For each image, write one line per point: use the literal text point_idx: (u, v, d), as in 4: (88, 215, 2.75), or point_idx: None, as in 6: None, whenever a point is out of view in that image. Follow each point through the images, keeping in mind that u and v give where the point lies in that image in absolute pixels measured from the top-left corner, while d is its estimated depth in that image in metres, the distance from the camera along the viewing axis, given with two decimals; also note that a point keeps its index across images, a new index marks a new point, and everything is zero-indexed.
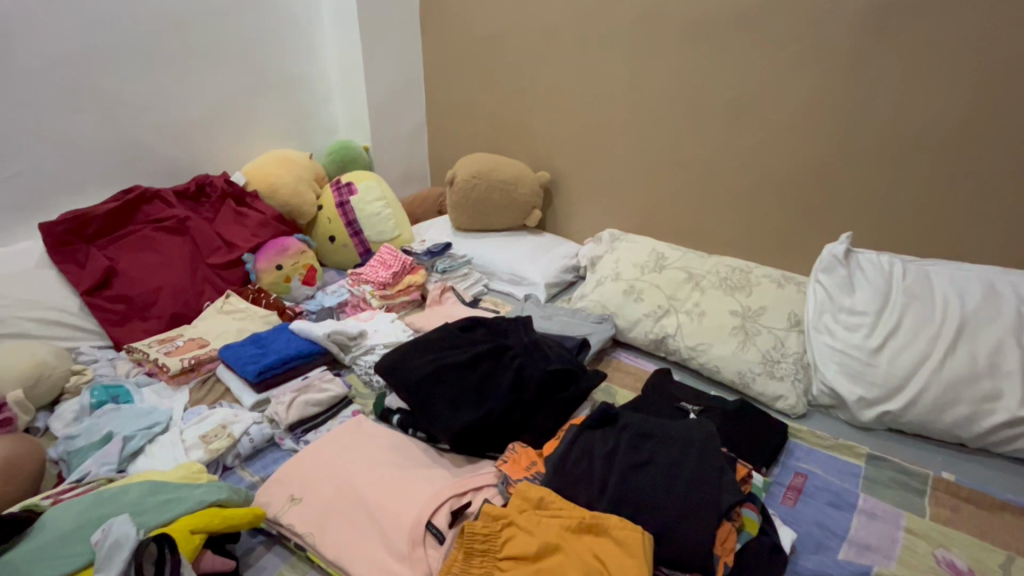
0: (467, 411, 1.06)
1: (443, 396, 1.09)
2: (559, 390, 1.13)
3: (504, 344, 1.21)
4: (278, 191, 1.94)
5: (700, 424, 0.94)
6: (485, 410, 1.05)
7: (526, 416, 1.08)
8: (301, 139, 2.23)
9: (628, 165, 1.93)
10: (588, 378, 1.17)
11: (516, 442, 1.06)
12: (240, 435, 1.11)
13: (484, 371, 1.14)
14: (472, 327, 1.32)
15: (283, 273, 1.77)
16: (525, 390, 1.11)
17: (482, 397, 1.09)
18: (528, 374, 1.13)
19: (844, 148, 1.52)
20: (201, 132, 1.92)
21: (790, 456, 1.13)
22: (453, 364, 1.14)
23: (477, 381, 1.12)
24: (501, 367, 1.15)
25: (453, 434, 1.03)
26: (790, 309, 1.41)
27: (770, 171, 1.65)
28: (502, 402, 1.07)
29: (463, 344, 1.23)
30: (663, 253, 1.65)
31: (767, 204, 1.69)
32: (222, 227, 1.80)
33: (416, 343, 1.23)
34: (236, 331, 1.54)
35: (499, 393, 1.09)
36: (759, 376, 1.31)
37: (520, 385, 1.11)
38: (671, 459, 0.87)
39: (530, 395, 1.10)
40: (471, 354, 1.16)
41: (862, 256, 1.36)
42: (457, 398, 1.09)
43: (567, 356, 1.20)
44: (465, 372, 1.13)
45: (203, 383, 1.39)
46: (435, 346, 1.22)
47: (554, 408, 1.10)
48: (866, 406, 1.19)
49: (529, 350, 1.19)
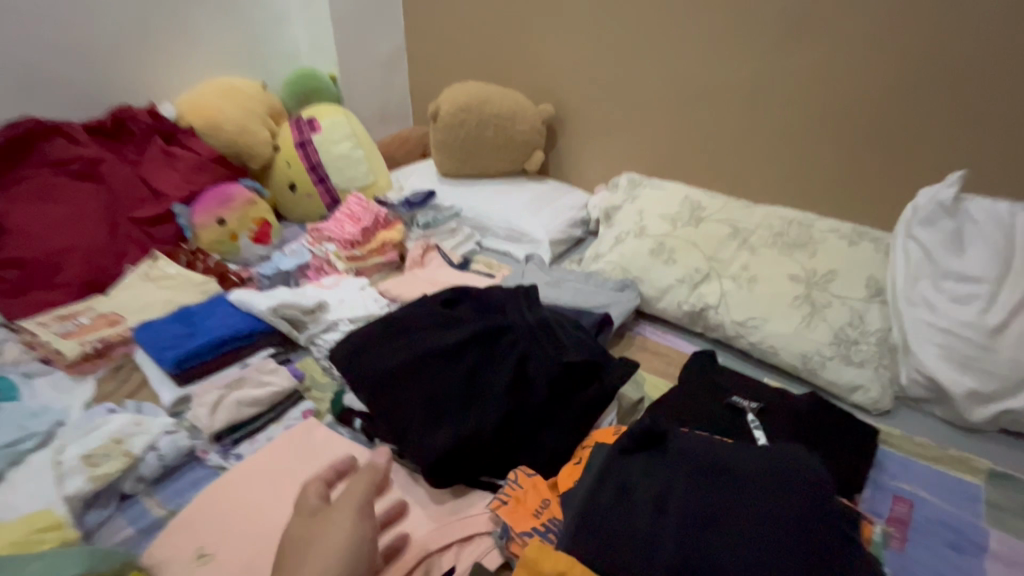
0: (451, 423, 0.77)
1: (418, 400, 0.80)
2: (576, 389, 0.83)
3: (500, 324, 0.90)
4: (221, 127, 1.56)
5: (791, 457, 0.65)
6: (476, 422, 0.76)
7: (533, 429, 0.79)
8: (253, 65, 1.84)
9: (652, 94, 1.54)
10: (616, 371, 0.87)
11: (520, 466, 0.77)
12: (142, 453, 0.82)
13: (474, 363, 0.84)
14: (457, 298, 1.02)
15: (227, 229, 1.43)
16: (530, 392, 0.81)
17: (472, 402, 0.80)
18: (534, 368, 0.83)
19: (946, 62, 1.15)
20: (120, 54, 1.53)
21: (881, 472, 0.85)
22: (431, 353, 0.84)
23: (464, 377, 0.82)
24: (497, 357, 0.85)
25: (431, 458, 0.74)
26: (871, 272, 1.08)
27: (841, 96, 1.27)
28: (498, 411, 0.77)
29: (446, 326, 0.92)
30: (699, 202, 1.32)
31: (834, 140, 1.31)
32: (148, 171, 1.43)
33: (383, 324, 0.92)
34: (162, 303, 1.20)
35: (493, 396, 0.79)
36: (831, 361, 1.01)
37: (522, 385, 0.81)
38: (756, 509, 0.58)
39: (537, 399, 0.80)
40: (456, 339, 0.86)
41: (973, 204, 1.02)
42: (438, 402, 0.79)
43: (585, 340, 0.89)
44: (448, 365, 0.83)
45: (115, 371, 1.07)
46: (407, 326, 0.92)
47: (570, 416, 0.80)
48: (979, 403, 0.90)
49: (533, 333, 0.88)
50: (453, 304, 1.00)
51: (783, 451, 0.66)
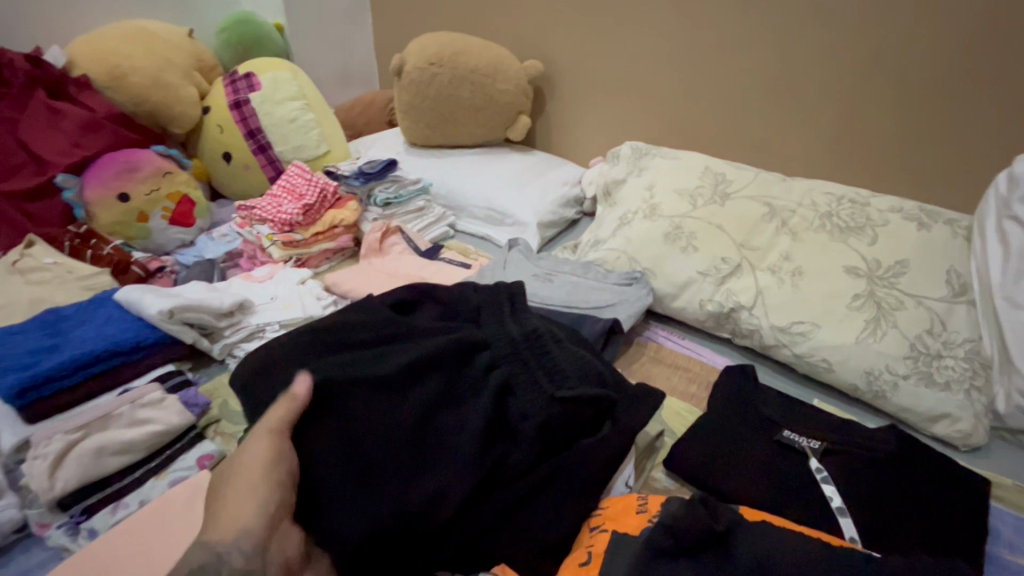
0: (394, 486, 0.50)
1: (340, 445, 0.51)
2: (575, 437, 0.59)
3: (474, 338, 0.64)
4: (126, 80, 1.25)
5: None
6: (434, 489, 0.50)
7: (517, 501, 0.54)
8: (178, 10, 1.52)
9: (660, 45, 1.26)
10: (631, 411, 0.63)
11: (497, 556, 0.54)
12: None
13: (435, 394, 0.57)
14: (413, 300, 0.75)
15: (131, 207, 1.13)
16: (513, 445, 0.57)
17: (427, 453, 0.53)
18: (519, 408, 0.59)
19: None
20: None
21: (995, 541, 0.62)
22: (368, 375, 0.56)
23: (418, 413, 0.55)
24: (467, 386, 0.60)
25: (359, 540, 0.47)
26: (949, 264, 0.84)
27: (911, 40, 0.99)
28: (468, 472, 0.52)
29: (396, 337, 0.66)
30: (722, 174, 1.06)
31: (893, 97, 1.05)
32: (26, 132, 1.12)
33: (305, 332, 0.65)
34: (26, 305, 0.91)
35: (461, 447, 0.54)
36: (905, 382, 0.77)
37: (503, 432, 0.57)
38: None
39: (524, 454, 0.56)
40: (409, 357, 0.59)
41: None
42: (375, 450, 0.51)
43: (591, 365, 0.64)
44: (394, 394, 0.56)
45: None
46: (340, 335, 0.64)
47: (568, 480, 0.56)
48: None
49: (518, 354, 0.64)
50: (408, 309, 0.74)
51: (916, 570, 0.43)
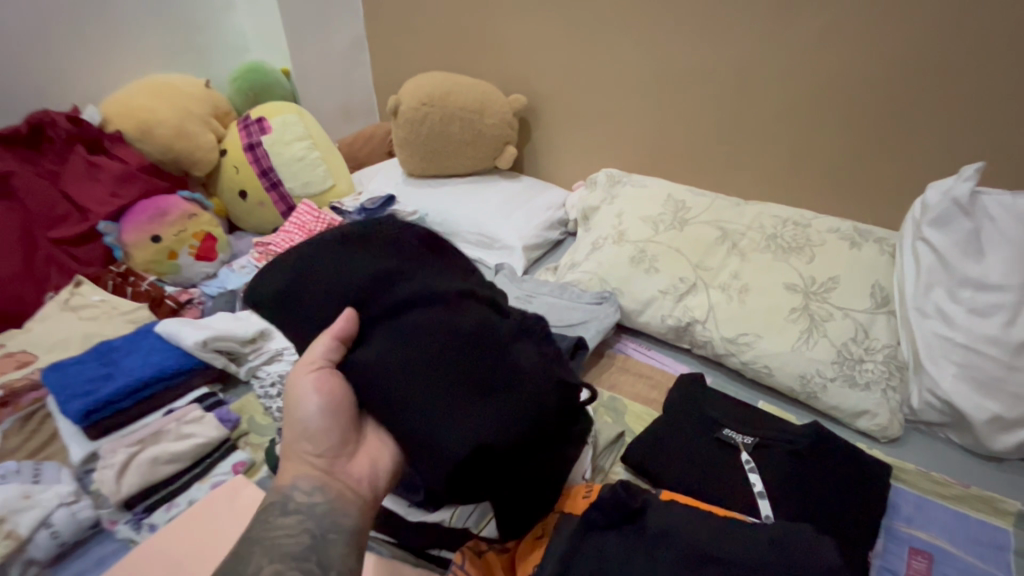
0: (464, 417, 0.57)
1: (420, 376, 0.58)
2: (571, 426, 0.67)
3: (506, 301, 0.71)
4: (154, 132, 1.41)
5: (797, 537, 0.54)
6: (500, 423, 0.57)
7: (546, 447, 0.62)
8: (194, 63, 1.68)
9: (628, 84, 1.40)
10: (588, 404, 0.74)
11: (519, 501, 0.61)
12: (32, 531, 0.70)
13: (494, 338, 0.62)
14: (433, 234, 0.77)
15: (163, 246, 1.28)
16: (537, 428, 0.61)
17: (491, 392, 0.59)
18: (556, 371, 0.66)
19: (976, 31, 0.99)
20: (36, 54, 1.37)
21: (894, 516, 0.74)
22: (430, 306, 0.62)
23: (482, 354, 0.60)
24: (515, 336, 0.65)
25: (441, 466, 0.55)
26: (874, 279, 0.97)
27: (850, 75, 1.12)
28: (525, 413, 0.59)
29: (438, 268, 0.68)
30: (682, 201, 1.19)
31: (833, 128, 1.18)
32: (70, 185, 1.28)
33: (349, 248, 0.66)
34: (80, 338, 1.06)
35: (517, 389, 0.60)
36: (833, 383, 0.89)
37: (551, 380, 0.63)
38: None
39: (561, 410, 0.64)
40: (465, 301, 0.64)
41: (989, 199, 0.90)
42: (448, 385, 0.58)
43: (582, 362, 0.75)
44: (461, 334, 0.61)
45: (25, 421, 0.94)
46: (388, 258, 0.65)
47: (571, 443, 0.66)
48: (1001, 429, 0.80)
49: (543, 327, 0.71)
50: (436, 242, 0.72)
51: (785, 527, 0.56)
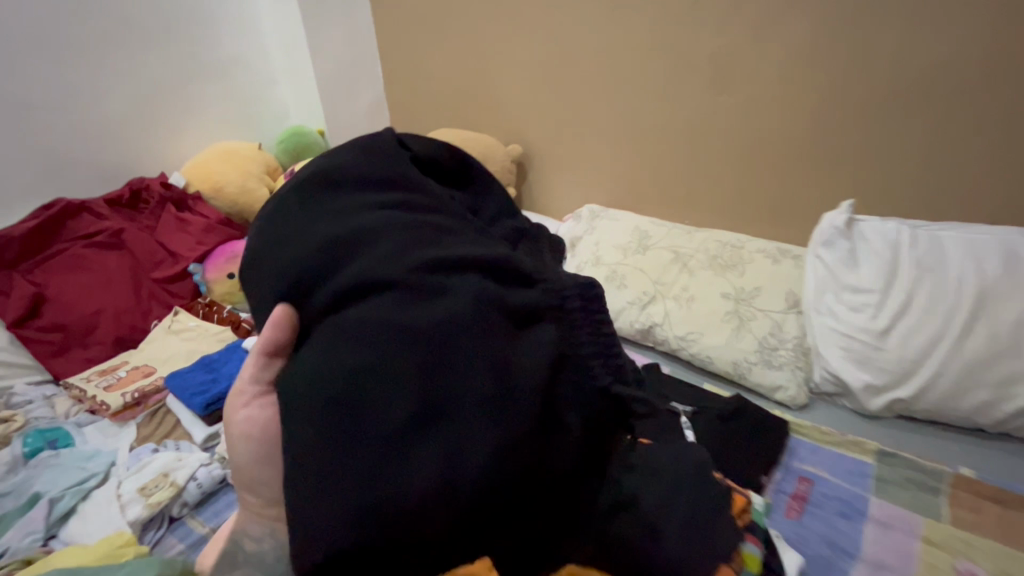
0: (389, 466, 0.43)
1: (337, 402, 0.44)
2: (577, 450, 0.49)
3: (525, 265, 0.53)
4: (224, 191, 1.74)
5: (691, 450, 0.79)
6: (435, 485, 0.42)
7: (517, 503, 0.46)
8: (248, 129, 2.05)
9: (602, 136, 1.71)
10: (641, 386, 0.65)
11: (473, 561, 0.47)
12: (184, 482, 1.00)
13: (468, 346, 0.45)
14: (443, 166, 0.62)
15: (236, 282, 1.58)
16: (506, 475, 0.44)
17: (437, 429, 0.44)
18: (560, 393, 0.49)
19: (859, 96, 1.29)
20: (130, 133, 1.74)
21: (792, 457, 1.03)
22: (382, 289, 0.47)
23: (438, 372, 0.45)
24: (501, 338, 0.47)
25: (334, 540, 0.41)
26: (788, 287, 1.27)
27: (771, 130, 1.42)
28: (482, 466, 0.43)
29: (421, 227, 0.51)
30: (646, 231, 1.51)
31: (764, 168, 1.47)
32: (164, 236, 1.63)
33: (305, 201, 0.53)
34: (186, 354, 1.40)
35: (480, 426, 0.44)
36: (756, 366, 1.19)
37: (541, 408, 0.46)
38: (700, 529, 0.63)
39: (553, 451, 0.48)
40: (433, 282, 0.47)
41: (866, 224, 1.21)
42: (376, 416, 0.43)
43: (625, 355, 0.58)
44: (413, 341, 0.45)
45: (151, 416, 1.26)
46: (344, 215, 0.51)
47: (567, 485, 0.50)
48: (875, 394, 1.09)
49: (565, 316, 0.52)
50: (439, 170, 0.62)
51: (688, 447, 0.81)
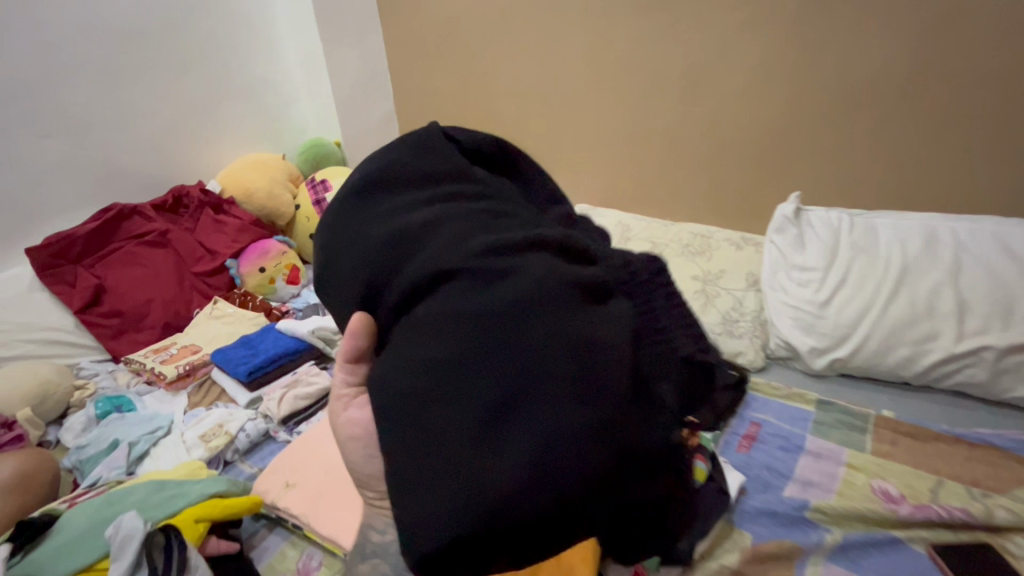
0: (482, 450, 0.45)
1: (430, 389, 0.47)
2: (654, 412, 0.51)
3: (578, 248, 0.57)
4: (253, 196, 1.96)
5: None
6: (532, 464, 0.44)
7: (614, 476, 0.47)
8: (273, 142, 2.27)
9: (590, 143, 1.92)
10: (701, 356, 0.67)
11: (575, 541, 0.48)
12: (236, 432, 1.20)
13: (542, 325, 0.48)
14: (493, 161, 0.67)
15: (267, 275, 1.81)
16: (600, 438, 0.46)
17: (525, 409, 0.46)
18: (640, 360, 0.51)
19: (808, 103, 1.49)
20: (171, 145, 1.96)
21: (747, 408, 1.21)
22: (457, 277, 0.51)
23: (518, 351, 0.47)
24: (574, 309, 0.50)
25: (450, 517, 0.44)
26: (748, 269, 1.48)
27: (735, 134, 1.63)
28: (574, 441, 0.45)
29: (479, 217, 0.56)
30: (628, 225, 1.72)
31: (731, 167, 1.68)
32: (203, 236, 1.84)
33: (368, 207, 0.59)
34: (227, 335, 1.61)
35: (567, 401, 0.46)
36: (719, 335, 1.37)
37: (621, 376, 0.48)
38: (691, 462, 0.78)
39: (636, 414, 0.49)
40: (499, 266, 0.51)
41: (813, 214, 1.41)
42: (462, 403, 0.46)
43: (683, 317, 0.63)
44: (489, 325, 0.48)
45: (199, 386, 1.46)
46: (407, 214, 0.56)
47: (654, 455, 0.51)
48: (819, 354, 1.26)
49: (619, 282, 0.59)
50: (489, 161, 0.67)
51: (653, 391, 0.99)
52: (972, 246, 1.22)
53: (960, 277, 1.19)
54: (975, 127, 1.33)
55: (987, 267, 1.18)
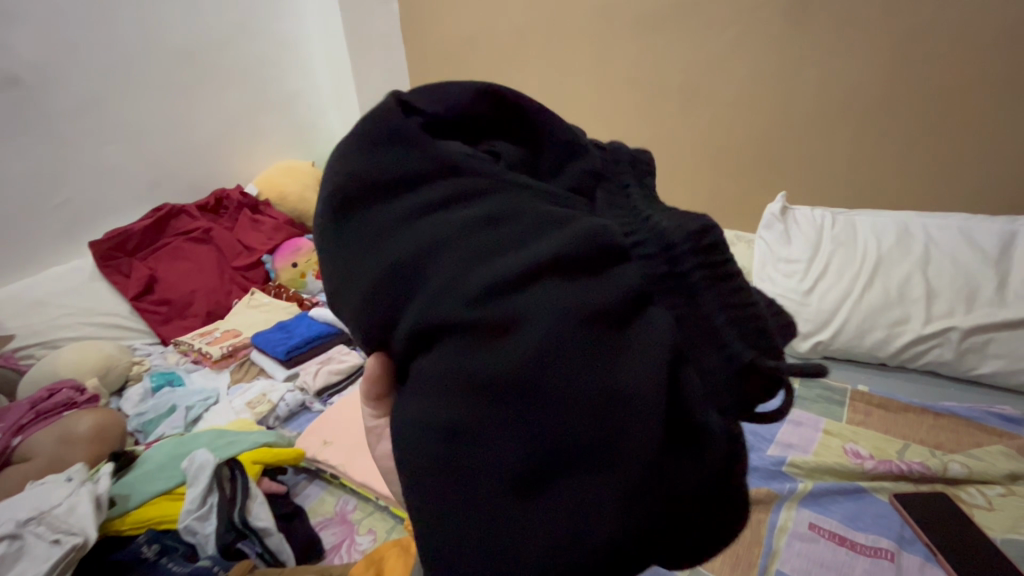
0: (508, 538, 0.40)
1: (442, 474, 0.41)
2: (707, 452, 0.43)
3: (604, 247, 0.43)
4: (287, 198, 2.14)
5: None
6: (568, 551, 0.39)
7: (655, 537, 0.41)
8: (302, 149, 2.46)
9: None
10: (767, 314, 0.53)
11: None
12: (277, 401, 1.35)
13: (556, 385, 0.40)
14: (482, 120, 0.54)
15: (299, 270, 1.96)
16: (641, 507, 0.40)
17: (548, 483, 0.40)
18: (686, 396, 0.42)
19: (795, 112, 1.63)
20: (214, 153, 2.16)
21: None
22: (453, 333, 0.42)
23: (533, 422, 0.40)
24: (595, 356, 0.41)
25: None
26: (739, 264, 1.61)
27: (730, 140, 1.77)
28: (609, 521, 0.39)
29: (473, 235, 0.43)
30: None
31: (726, 172, 1.82)
32: (242, 233, 2.00)
33: (340, 233, 0.47)
34: (264, 321, 1.77)
35: (592, 479, 0.40)
36: None
37: (658, 434, 0.40)
38: None
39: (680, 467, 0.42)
40: (500, 313, 0.41)
41: (798, 212, 1.56)
42: (477, 487, 0.40)
43: (749, 315, 0.45)
44: (498, 393, 0.40)
45: (241, 365, 1.62)
46: (385, 240, 0.45)
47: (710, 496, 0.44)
48: (802, 338, 1.37)
49: (661, 278, 0.44)
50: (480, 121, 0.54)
51: None
52: (940, 239, 1.35)
53: (929, 266, 1.31)
54: (946, 133, 1.45)
55: (953, 257, 1.30)
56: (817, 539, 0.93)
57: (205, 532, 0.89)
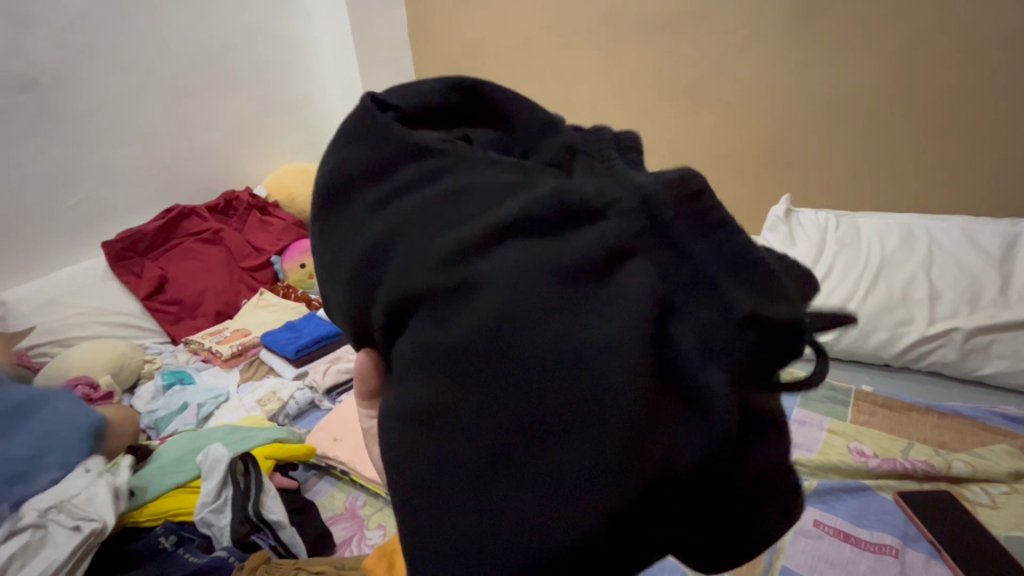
0: (484, 515, 0.37)
1: (414, 451, 0.39)
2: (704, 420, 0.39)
3: (574, 209, 0.42)
4: (297, 200, 2.13)
5: None
6: (547, 524, 0.36)
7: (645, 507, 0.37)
8: (310, 152, 2.48)
9: None
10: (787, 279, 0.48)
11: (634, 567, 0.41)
12: (287, 399, 1.37)
13: (523, 349, 0.38)
14: (461, 109, 0.52)
15: (307, 270, 1.98)
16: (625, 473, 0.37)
17: (524, 455, 0.38)
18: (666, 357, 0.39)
19: (799, 116, 1.65)
20: (224, 155, 2.19)
21: None
22: (422, 306, 0.41)
23: (501, 389, 0.38)
24: (565, 317, 0.38)
25: None
26: None
27: (735, 143, 1.78)
28: (589, 486, 0.36)
29: (441, 205, 0.43)
30: None
31: (731, 174, 1.83)
32: (251, 235, 2.03)
33: (331, 225, 0.49)
34: (273, 321, 1.80)
35: (567, 445, 0.37)
36: None
37: (636, 387, 0.37)
38: None
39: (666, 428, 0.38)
40: (464, 277, 0.40)
41: (802, 215, 1.57)
42: (449, 462, 0.38)
43: (741, 265, 0.41)
44: (463, 362, 0.38)
45: (250, 363, 1.64)
46: (365, 223, 0.46)
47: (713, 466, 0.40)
48: None
49: (640, 233, 0.41)
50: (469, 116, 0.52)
51: None
52: (944, 241, 1.36)
53: (932, 267, 1.32)
54: (949, 136, 1.47)
55: (956, 258, 1.31)
56: (821, 536, 0.94)
57: (220, 525, 0.93)
